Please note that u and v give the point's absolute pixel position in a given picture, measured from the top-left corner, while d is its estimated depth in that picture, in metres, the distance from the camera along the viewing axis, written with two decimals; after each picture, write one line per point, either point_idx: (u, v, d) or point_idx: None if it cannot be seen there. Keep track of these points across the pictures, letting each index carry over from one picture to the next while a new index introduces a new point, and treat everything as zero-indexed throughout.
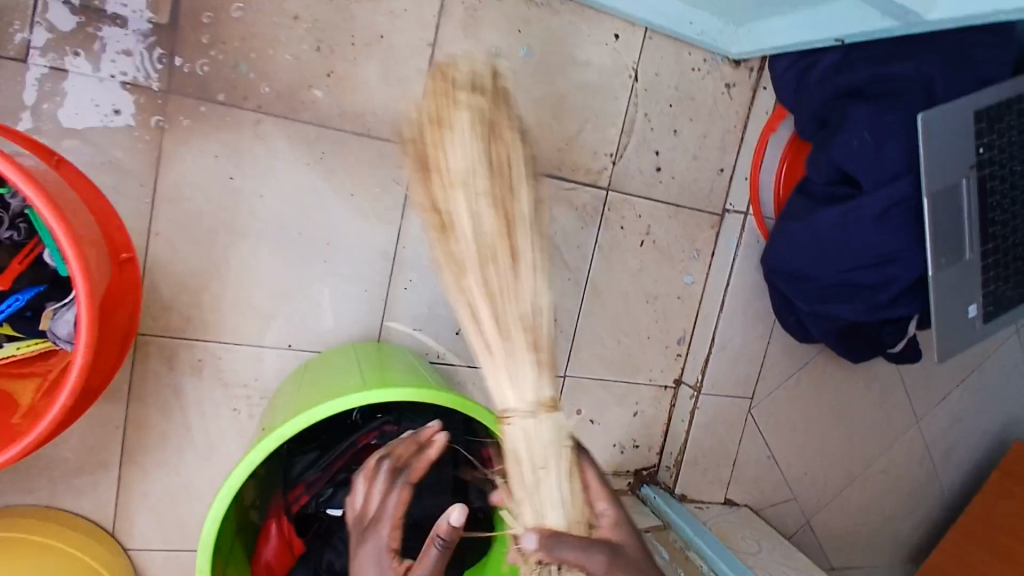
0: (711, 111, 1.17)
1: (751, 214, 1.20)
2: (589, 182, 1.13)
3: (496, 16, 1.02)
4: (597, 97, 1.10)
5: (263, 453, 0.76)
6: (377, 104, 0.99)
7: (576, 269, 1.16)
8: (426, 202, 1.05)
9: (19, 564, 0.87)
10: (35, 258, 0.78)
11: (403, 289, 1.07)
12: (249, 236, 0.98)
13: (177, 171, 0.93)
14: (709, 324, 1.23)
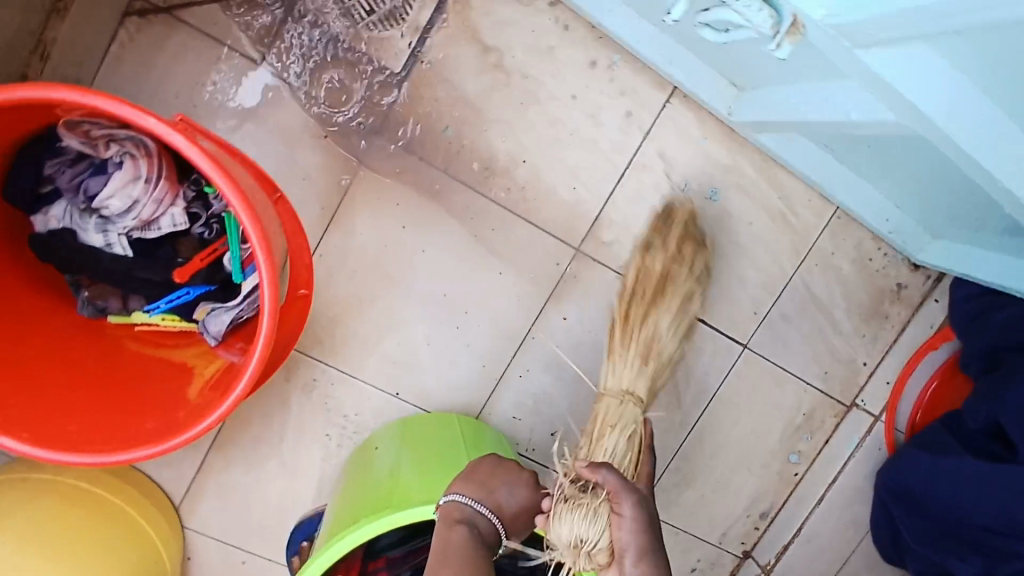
0: (876, 306, 1.12)
1: (882, 420, 1.15)
2: (727, 332, 1.10)
3: (698, 155, 1.02)
4: (768, 257, 1.08)
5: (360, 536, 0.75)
6: (558, 200, 1.01)
7: (687, 410, 1.13)
8: (569, 303, 1.05)
9: (93, 524, 0.93)
10: (216, 259, 0.80)
11: (517, 376, 1.07)
12: (399, 285, 1.01)
13: (359, 205, 0.98)
14: (800, 510, 1.17)
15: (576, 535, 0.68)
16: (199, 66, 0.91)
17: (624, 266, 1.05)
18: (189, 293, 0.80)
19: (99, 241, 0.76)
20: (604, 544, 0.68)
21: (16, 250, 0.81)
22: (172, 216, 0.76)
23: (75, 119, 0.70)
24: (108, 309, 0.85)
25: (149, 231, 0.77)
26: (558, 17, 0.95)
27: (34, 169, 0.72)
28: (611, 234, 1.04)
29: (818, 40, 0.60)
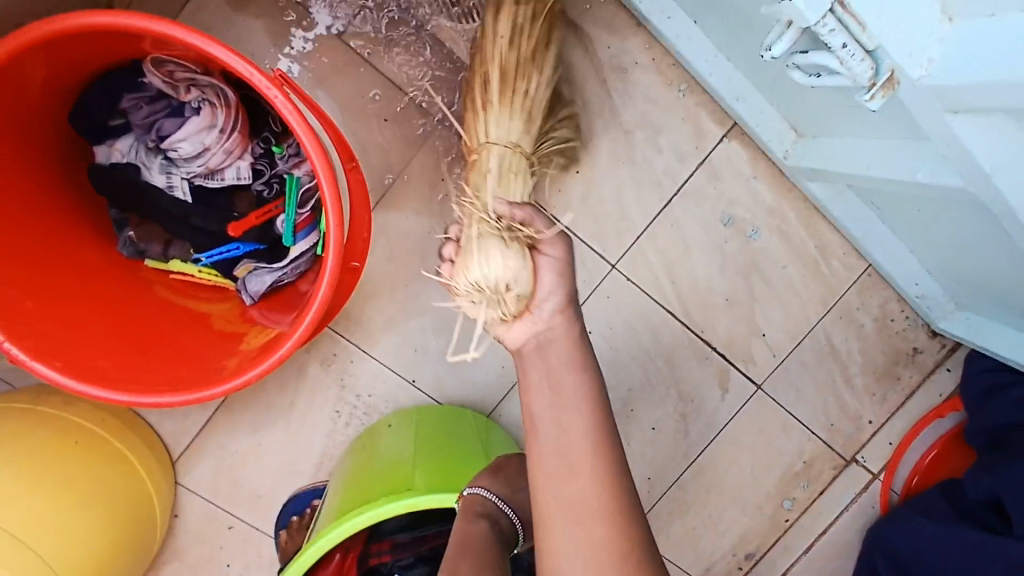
0: (890, 367, 1.14)
1: (880, 479, 1.16)
2: (744, 370, 1.12)
3: (745, 193, 1.04)
4: (795, 302, 1.10)
5: (377, 513, 0.74)
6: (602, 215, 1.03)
7: (692, 441, 1.14)
8: (596, 318, 1.06)
9: (91, 464, 0.89)
10: (269, 219, 0.80)
11: None
12: (434, 272, 1.02)
13: (409, 190, 1.00)
14: (786, 557, 1.18)
15: (488, 281, 0.66)
16: (284, 27, 0.95)
17: (655, 289, 1.07)
18: (239, 248, 0.80)
19: (161, 180, 0.75)
20: (527, 289, 0.67)
21: (70, 171, 0.79)
22: (238, 169, 0.77)
23: (161, 58, 0.71)
24: (147, 253, 0.83)
25: (211, 182, 0.77)
26: (636, 39, 0.98)
27: (109, 97, 0.71)
28: (649, 256, 1.05)
29: (910, 98, 0.62)
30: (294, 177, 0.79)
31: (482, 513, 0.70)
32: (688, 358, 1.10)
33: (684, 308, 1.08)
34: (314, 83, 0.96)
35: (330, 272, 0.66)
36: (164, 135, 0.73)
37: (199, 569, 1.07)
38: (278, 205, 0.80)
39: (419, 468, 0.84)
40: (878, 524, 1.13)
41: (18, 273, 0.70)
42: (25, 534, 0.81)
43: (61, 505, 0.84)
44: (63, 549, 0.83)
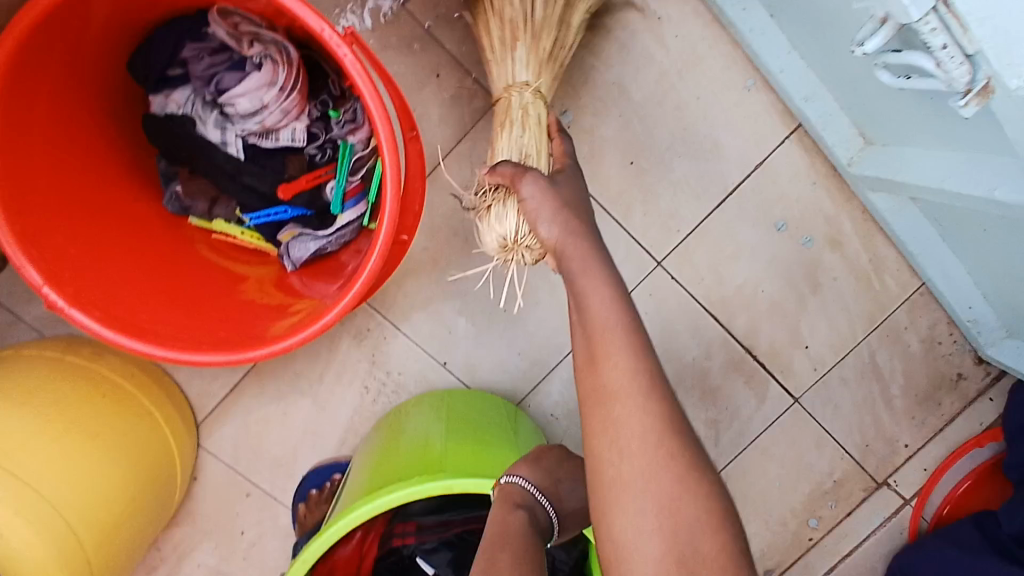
0: (932, 392, 1.11)
1: (911, 504, 1.13)
2: (782, 381, 1.09)
3: (801, 198, 1.01)
4: (843, 315, 1.07)
5: (410, 492, 0.72)
6: (653, 210, 1.00)
7: (721, 448, 1.11)
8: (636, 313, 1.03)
9: (117, 419, 0.87)
10: (319, 184, 0.78)
11: (566, 373, 1.05)
12: (477, 254, 1.00)
13: (459, 166, 0.98)
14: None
15: (501, 233, 0.77)
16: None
17: (699, 289, 1.04)
18: (286, 211, 0.79)
19: (215, 135, 0.73)
20: (523, 234, 0.77)
21: (122, 119, 0.78)
22: (294, 130, 0.74)
23: (226, 9, 0.69)
24: (192, 209, 0.82)
25: (266, 141, 0.74)
26: (705, 29, 0.95)
27: (169, 45, 0.69)
28: (697, 256, 1.02)
29: (1004, 108, 0.58)
30: (348, 143, 0.78)
31: (520, 503, 0.69)
32: (726, 364, 1.07)
33: (727, 312, 1.05)
34: (373, 51, 0.94)
35: (384, 237, 0.64)
36: (222, 90, 0.71)
37: (213, 533, 1.06)
38: (329, 170, 0.78)
39: (453, 454, 0.82)
40: (904, 551, 1.10)
41: (63, 217, 0.68)
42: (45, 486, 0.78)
43: (84, 461, 0.81)
44: (81, 504, 0.80)
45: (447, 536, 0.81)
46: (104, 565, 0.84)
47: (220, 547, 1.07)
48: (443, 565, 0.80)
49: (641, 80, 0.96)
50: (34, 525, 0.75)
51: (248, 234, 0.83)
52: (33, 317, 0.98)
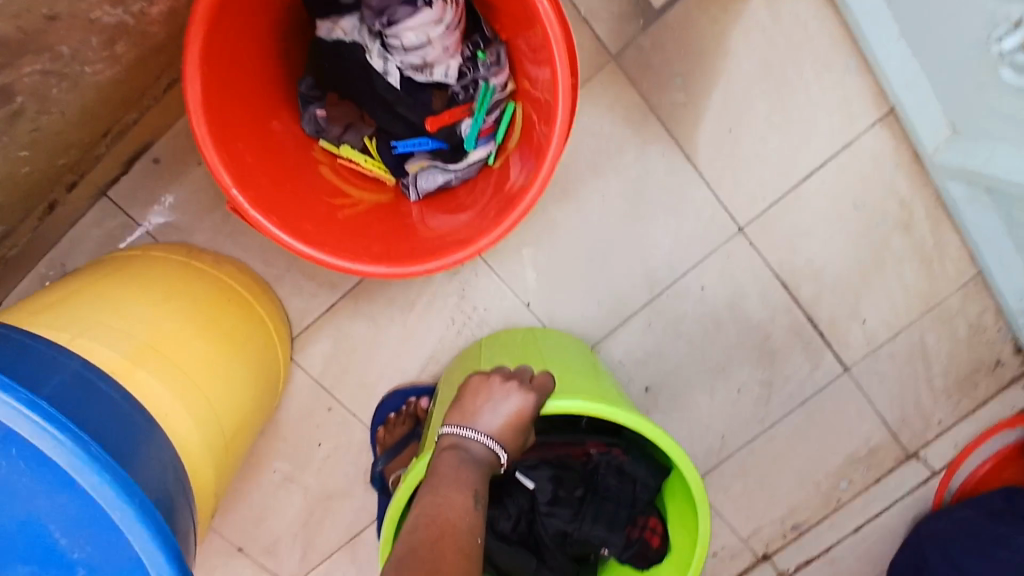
0: (972, 374, 1.19)
1: (939, 476, 1.22)
2: (835, 352, 1.17)
3: (883, 179, 1.07)
4: (902, 296, 1.14)
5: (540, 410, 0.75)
6: (741, 177, 1.06)
7: (769, 407, 1.19)
8: (712, 274, 1.10)
9: (241, 323, 0.92)
10: (457, 121, 0.83)
11: (639, 325, 1.12)
12: (572, 202, 1.07)
13: None
14: (830, 534, 1.26)
15: None
16: None
17: (773, 257, 1.10)
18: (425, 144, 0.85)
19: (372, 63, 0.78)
20: None
21: (283, 44, 0.83)
22: (448, 68, 0.79)
23: None
24: (325, 133, 0.87)
25: (418, 75, 0.80)
26: (815, 7, 1.00)
27: None
28: (775, 227, 1.09)
29: None
30: (490, 85, 0.82)
31: (448, 447, 0.70)
32: (784, 333, 1.14)
33: (794, 281, 1.12)
34: None
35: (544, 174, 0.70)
36: (388, 23, 0.76)
37: (294, 442, 1.14)
38: (466, 108, 0.83)
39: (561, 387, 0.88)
40: (926, 519, 1.20)
41: (236, 126, 0.73)
42: (190, 370, 0.78)
43: (221, 355, 0.84)
44: (226, 402, 0.82)
45: (547, 456, 0.85)
46: (229, 464, 0.84)
47: (298, 454, 1.14)
48: (542, 481, 0.84)
49: (747, 50, 1.01)
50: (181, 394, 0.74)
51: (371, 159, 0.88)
52: (147, 224, 1.02)
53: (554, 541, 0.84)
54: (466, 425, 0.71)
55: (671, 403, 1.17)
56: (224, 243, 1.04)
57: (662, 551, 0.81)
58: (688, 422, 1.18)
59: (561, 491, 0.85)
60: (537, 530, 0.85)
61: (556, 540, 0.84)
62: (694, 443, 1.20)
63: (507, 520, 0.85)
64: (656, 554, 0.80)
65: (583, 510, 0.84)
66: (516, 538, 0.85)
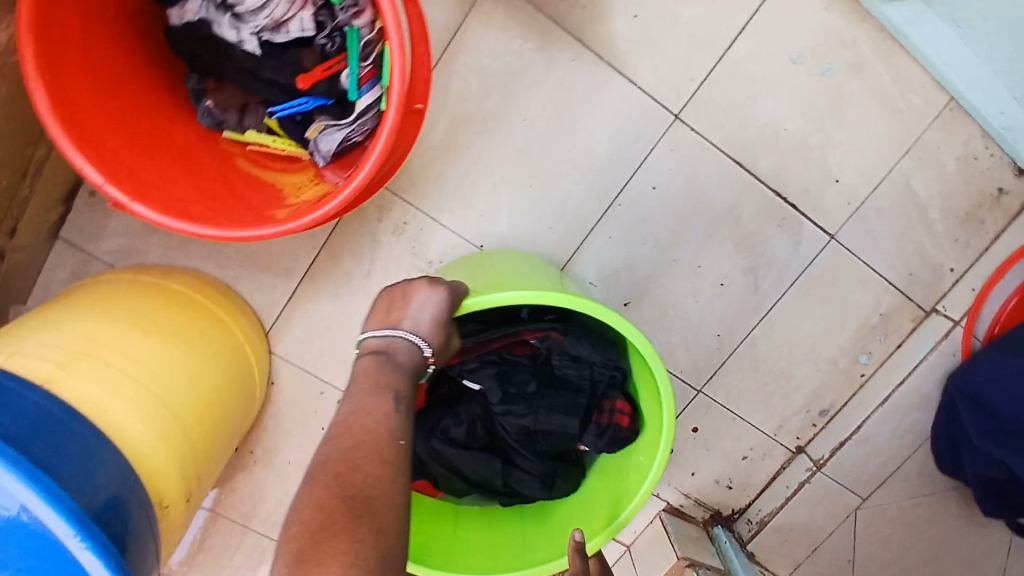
0: (974, 211, 1.09)
1: (961, 325, 1.14)
2: (816, 221, 1.10)
3: (814, 25, 1.00)
4: (872, 144, 1.06)
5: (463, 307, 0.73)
6: (662, 62, 1.00)
7: (762, 295, 1.13)
8: (660, 171, 1.05)
9: (194, 321, 0.94)
10: (333, 74, 0.83)
11: (601, 241, 1.09)
12: (497, 132, 1.03)
13: (469, 45, 0.99)
14: (861, 410, 1.20)
15: None
16: None
17: (720, 137, 1.04)
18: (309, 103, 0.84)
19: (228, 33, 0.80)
20: None
21: (153, 43, 0.85)
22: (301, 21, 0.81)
23: None
24: (225, 123, 0.87)
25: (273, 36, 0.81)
26: None
27: None
28: (713, 106, 1.03)
29: None
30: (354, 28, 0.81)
31: (368, 353, 0.71)
32: (754, 213, 1.08)
33: (751, 156, 1.05)
34: None
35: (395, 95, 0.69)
36: None
37: (297, 432, 1.16)
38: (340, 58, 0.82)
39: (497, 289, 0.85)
40: (957, 372, 1.12)
41: (108, 128, 0.76)
42: (130, 371, 0.80)
43: (169, 352, 0.87)
44: (179, 396, 0.84)
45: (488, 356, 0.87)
46: (201, 454, 0.87)
47: (304, 443, 1.16)
48: (487, 380, 0.87)
49: None
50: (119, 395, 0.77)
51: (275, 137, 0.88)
52: (102, 253, 1.05)
53: (519, 440, 0.87)
54: (399, 329, 0.72)
55: (656, 313, 1.13)
56: (177, 256, 1.07)
57: (636, 429, 0.82)
58: (679, 328, 1.14)
59: (514, 384, 0.87)
60: (499, 433, 0.88)
61: (522, 439, 0.87)
62: (692, 350, 1.16)
63: (459, 426, 0.88)
64: (629, 432, 0.82)
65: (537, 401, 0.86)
66: (478, 445, 0.88)
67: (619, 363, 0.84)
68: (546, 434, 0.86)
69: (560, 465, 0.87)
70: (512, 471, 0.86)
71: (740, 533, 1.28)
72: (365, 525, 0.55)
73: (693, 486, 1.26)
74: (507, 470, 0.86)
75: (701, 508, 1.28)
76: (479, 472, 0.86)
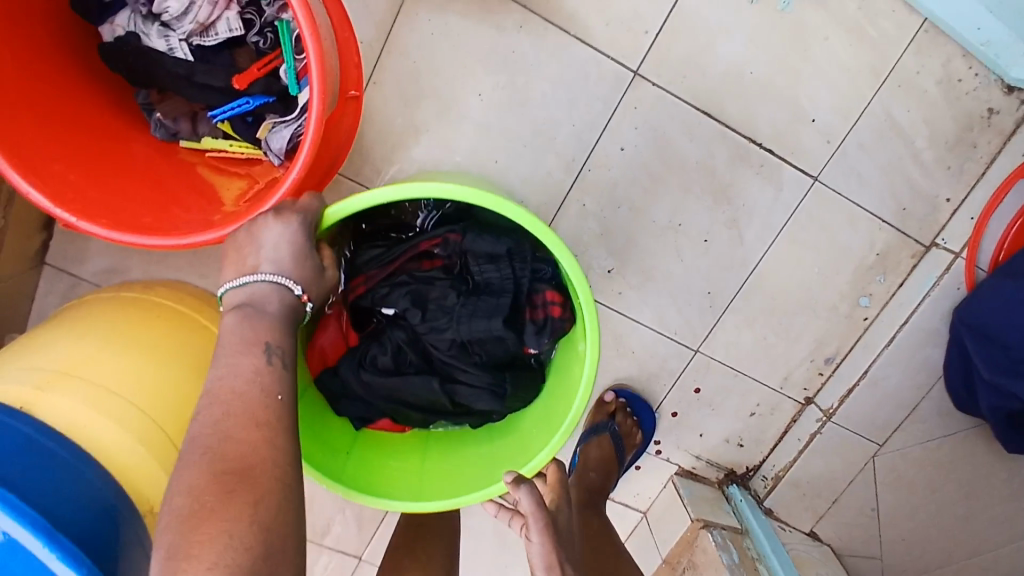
0: (964, 135, 1.05)
1: (963, 257, 1.09)
2: (796, 164, 1.05)
3: None
4: (846, 76, 1.02)
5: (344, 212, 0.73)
6: (614, 19, 0.97)
7: (749, 247, 1.09)
8: (626, 131, 1.02)
9: (177, 331, 0.93)
10: (272, 69, 0.84)
11: (575, 210, 1.06)
12: (452, 112, 1.00)
13: (410, 27, 0.96)
14: (868, 354, 1.16)
15: None
16: None
17: (685, 89, 1.01)
18: (251, 103, 0.84)
19: (159, 44, 0.82)
20: None
21: (96, 66, 0.87)
22: (228, 21, 0.83)
23: None
24: (179, 134, 0.89)
25: (202, 39, 0.83)
26: None
27: None
28: (673, 58, 0.99)
29: None
30: (288, 21, 0.82)
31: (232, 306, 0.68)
32: (729, 164, 1.05)
33: (718, 104, 1.02)
34: None
35: (318, 74, 0.66)
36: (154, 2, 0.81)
37: None
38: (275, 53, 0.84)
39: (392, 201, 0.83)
40: (963, 304, 1.08)
41: (54, 151, 0.76)
42: (107, 387, 0.79)
43: (149, 364, 0.85)
44: (164, 405, 0.83)
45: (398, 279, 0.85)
46: None
47: None
48: (402, 300, 0.84)
49: None
50: (94, 409, 0.76)
51: (230, 142, 0.88)
52: (90, 276, 1.08)
53: (454, 353, 0.84)
54: (256, 275, 0.69)
55: (641, 277, 1.10)
56: (160, 270, 1.09)
57: (569, 316, 0.82)
58: (667, 290, 1.12)
59: (435, 297, 0.85)
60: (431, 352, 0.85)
61: (456, 353, 0.84)
62: (683, 310, 1.13)
63: (386, 354, 0.85)
64: (563, 320, 0.82)
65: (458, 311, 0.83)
66: (412, 370, 0.85)
67: (533, 255, 0.84)
68: (479, 345, 0.83)
69: (508, 374, 0.84)
70: (455, 388, 0.84)
71: (757, 492, 1.25)
72: (240, 500, 0.55)
73: (703, 447, 1.24)
74: (450, 388, 0.84)
75: (714, 469, 1.25)
76: (421, 396, 0.84)
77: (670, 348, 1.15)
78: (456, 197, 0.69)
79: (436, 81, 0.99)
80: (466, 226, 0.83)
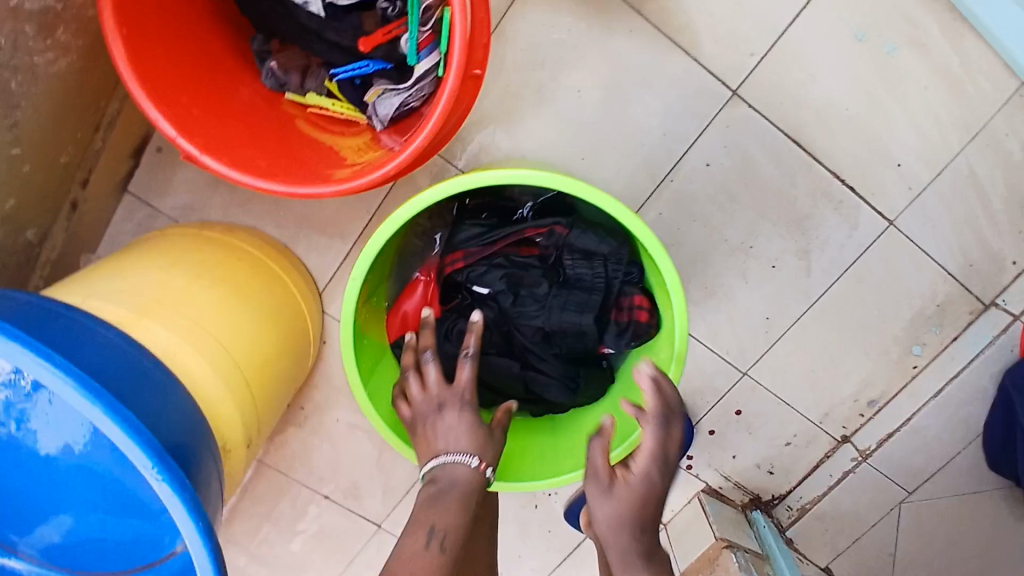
0: None
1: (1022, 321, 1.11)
2: (874, 204, 1.07)
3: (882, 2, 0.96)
4: (937, 127, 1.03)
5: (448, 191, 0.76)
6: (723, 36, 0.99)
7: (813, 278, 1.11)
8: (715, 147, 1.03)
9: (253, 277, 0.96)
10: (395, 38, 0.86)
11: (651, 217, 1.08)
12: (549, 103, 1.02)
13: (525, 17, 0.99)
14: (912, 402, 1.17)
15: None
16: None
17: (780, 114, 1.02)
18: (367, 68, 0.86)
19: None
20: None
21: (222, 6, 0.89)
22: None
23: None
24: (287, 86, 0.91)
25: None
26: None
27: None
28: (773, 82, 1.00)
29: None
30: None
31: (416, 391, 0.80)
32: (810, 194, 1.06)
33: (809, 134, 1.03)
34: None
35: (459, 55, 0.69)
36: None
37: (345, 390, 1.20)
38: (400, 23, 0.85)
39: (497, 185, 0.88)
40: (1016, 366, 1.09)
41: (182, 86, 0.80)
42: (196, 319, 0.82)
43: (232, 302, 0.89)
44: (242, 345, 0.86)
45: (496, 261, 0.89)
46: (263, 399, 0.89)
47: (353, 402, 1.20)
48: (495, 283, 0.89)
49: None
50: (184, 339, 0.79)
51: (336, 101, 0.91)
52: (168, 210, 1.10)
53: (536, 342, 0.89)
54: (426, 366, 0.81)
55: (703, 292, 1.12)
56: (236, 214, 1.11)
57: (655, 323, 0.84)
58: (726, 308, 1.13)
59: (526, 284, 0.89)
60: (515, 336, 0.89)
61: (538, 342, 0.88)
62: (738, 331, 1.15)
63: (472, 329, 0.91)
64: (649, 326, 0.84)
65: (550, 301, 0.87)
66: (494, 350, 0.90)
67: (629, 259, 0.86)
68: (563, 337, 0.87)
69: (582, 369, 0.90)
70: (533, 375, 0.89)
71: (779, 520, 1.27)
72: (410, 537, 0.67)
73: (733, 468, 1.25)
74: (528, 374, 0.89)
75: (741, 491, 1.27)
76: (500, 378, 0.89)
77: (719, 365, 1.17)
78: (536, 181, 0.76)
79: (540, 71, 1.01)
80: (572, 221, 0.87)
